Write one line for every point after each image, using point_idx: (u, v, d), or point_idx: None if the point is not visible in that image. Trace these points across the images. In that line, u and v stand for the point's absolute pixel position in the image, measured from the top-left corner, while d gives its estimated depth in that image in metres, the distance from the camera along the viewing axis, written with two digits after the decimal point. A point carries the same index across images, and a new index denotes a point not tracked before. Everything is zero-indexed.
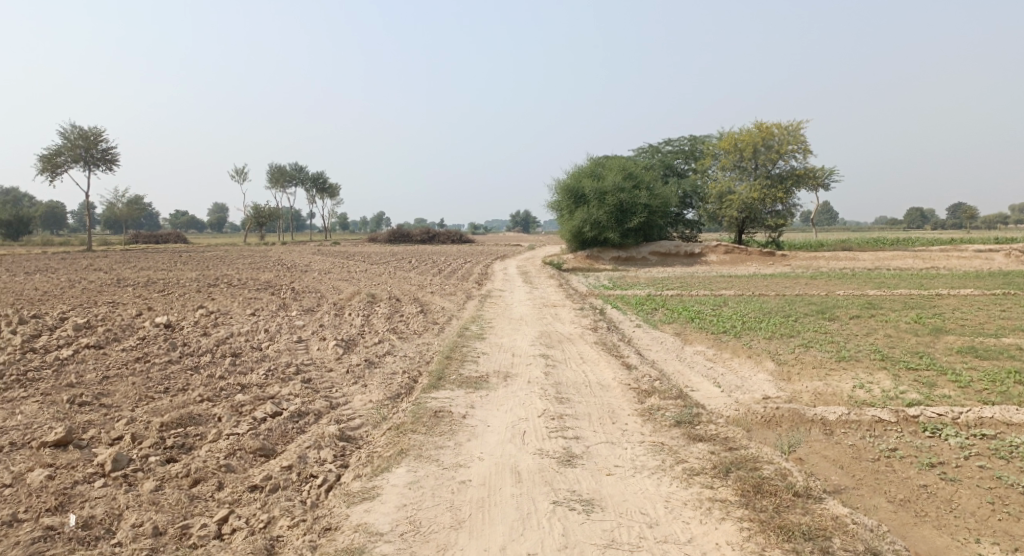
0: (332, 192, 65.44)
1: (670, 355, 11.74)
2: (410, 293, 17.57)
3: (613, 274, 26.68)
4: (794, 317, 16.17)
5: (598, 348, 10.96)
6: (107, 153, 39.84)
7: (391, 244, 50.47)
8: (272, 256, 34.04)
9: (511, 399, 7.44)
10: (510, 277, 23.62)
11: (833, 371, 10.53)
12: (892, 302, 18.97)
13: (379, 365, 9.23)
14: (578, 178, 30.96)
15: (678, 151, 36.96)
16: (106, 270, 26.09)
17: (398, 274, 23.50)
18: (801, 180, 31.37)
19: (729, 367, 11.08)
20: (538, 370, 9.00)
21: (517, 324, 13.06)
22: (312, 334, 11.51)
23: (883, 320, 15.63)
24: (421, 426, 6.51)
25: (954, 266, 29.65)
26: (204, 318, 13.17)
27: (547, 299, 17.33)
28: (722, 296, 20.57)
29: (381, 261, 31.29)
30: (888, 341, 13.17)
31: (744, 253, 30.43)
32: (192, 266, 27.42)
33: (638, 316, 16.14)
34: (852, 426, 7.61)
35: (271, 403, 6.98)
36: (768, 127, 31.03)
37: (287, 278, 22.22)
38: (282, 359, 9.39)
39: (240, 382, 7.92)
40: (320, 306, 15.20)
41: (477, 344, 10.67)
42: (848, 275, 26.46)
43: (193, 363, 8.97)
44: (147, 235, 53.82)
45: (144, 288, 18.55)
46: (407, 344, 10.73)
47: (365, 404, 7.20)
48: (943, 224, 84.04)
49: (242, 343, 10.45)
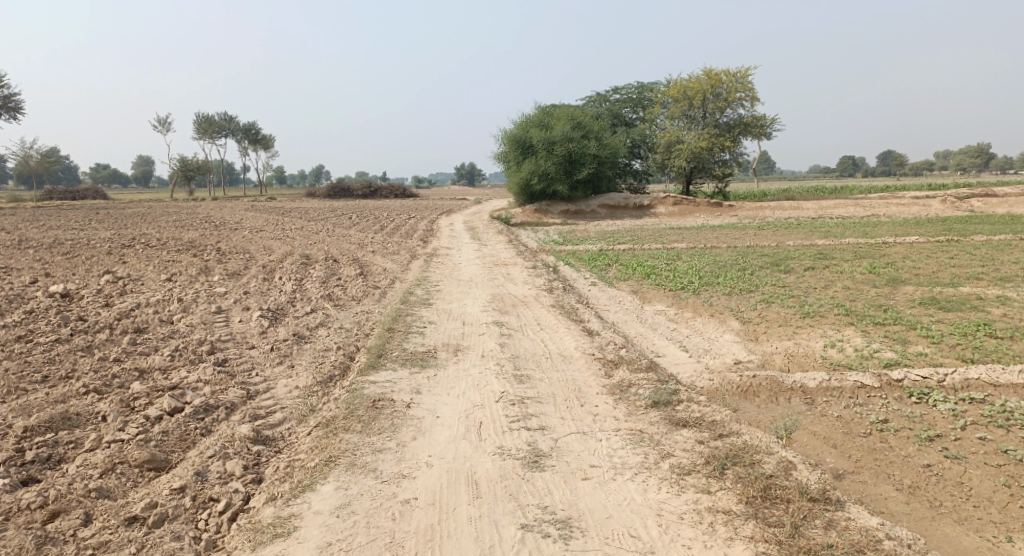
0: (266, 144, 62.36)
1: (629, 318, 10.92)
2: (349, 252, 16.31)
3: (562, 229, 25.83)
4: (750, 270, 15.61)
5: (556, 313, 10.04)
6: (11, 100, 36.50)
7: (331, 199, 48.42)
8: (200, 213, 31.94)
9: (463, 380, 6.49)
10: (457, 233, 22.53)
11: (800, 328, 9.85)
12: (843, 252, 18.67)
13: (310, 339, 8.14)
14: (524, 128, 29.80)
15: (626, 99, 36.01)
16: (11, 231, 23.84)
17: (337, 232, 22.10)
18: (748, 129, 30.86)
19: (694, 329, 10.33)
20: (491, 342, 8.01)
21: (464, 286, 12.02)
22: (236, 303, 10.30)
23: (839, 272, 15.16)
24: (356, 422, 5.52)
25: (895, 213, 29.88)
26: (111, 285, 11.78)
27: (497, 257, 16.35)
28: (674, 249, 19.94)
29: (320, 217, 29.66)
30: (848, 294, 12.62)
31: (693, 204, 29.95)
32: (109, 225, 25.35)
33: (591, 273, 15.29)
34: (835, 393, 6.87)
35: (171, 395, 5.87)
36: (717, 74, 30.37)
37: (215, 237, 20.59)
38: (195, 335, 8.21)
39: (138, 368, 6.76)
40: (247, 270, 13.88)
41: (423, 312, 9.64)
42: (795, 225, 26.29)
43: (85, 343, 7.75)
44: (64, 191, 50.20)
45: (49, 251, 16.78)
46: (344, 313, 9.60)
47: (290, 393, 6.15)
48: (875, 172, 86.38)
49: (149, 316, 9.20)
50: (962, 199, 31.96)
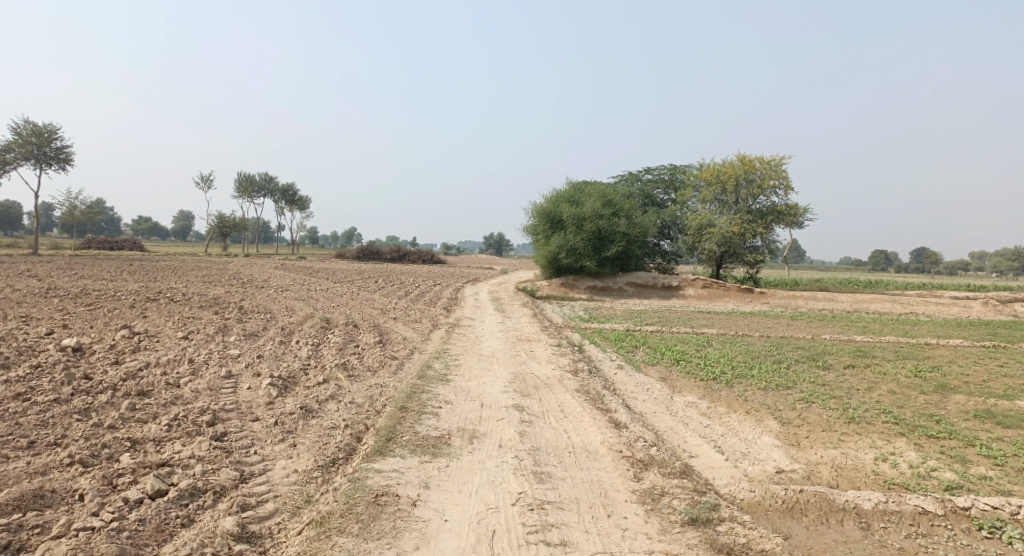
0: (302, 205, 63.56)
1: (659, 409, 10.24)
2: (370, 318, 15.94)
3: (587, 305, 25.35)
4: (786, 363, 14.88)
5: (580, 398, 9.42)
6: (62, 152, 37.68)
7: (359, 262, 48.74)
8: (229, 269, 32.13)
9: (477, 474, 5.94)
10: (481, 303, 22.18)
11: (847, 436, 9.27)
12: (883, 350, 17.86)
13: (319, 414, 7.58)
14: (554, 203, 29.82)
15: (658, 180, 36.06)
16: (42, 278, 24.03)
17: (362, 295, 21.85)
18: (781, 217, 30.47)
19: (728, 428, 9.62)
20: (510, 429, 7.38)
21: (485, 362, 11.48)
22: (247, 368, 9.85)
23: (882, 373, 14.37)
24: (356, 525, 5.07)
25: (933, 313, 28.95)
26: (125, 341, 11.47)
27: (521, 332, 15.86)
28: (704, 335, 19.27)
29: (346, 279, 29.60)
30: (894, 400, 11.85)
31: (723, 288, 29.26)
32: (139, 277, 25.51)
33: (617, 355, 14.67)
34: (894, 518, 6.24)
35: (157, 473, 5.50)
36: (751, 160, 30.28)
37: (240, 295, 20.45)
38: (198, 403, 7.71)
39: (130, 437, 6.28)
40: (265, 331, 13.54)
41: (440, 389, 9.10)
42: (829, 317, 25.52)
43: (82, 406, 7.29)
44: (103, 241, 51.28)
45: (73, 300, 16.71)
46: (357, 386, 9.07)
47: (286, 478, 5.74)
48: (908, 268, 85.25)
49: (155, 378, 8.76)
50: (1005, 303, 30.92)
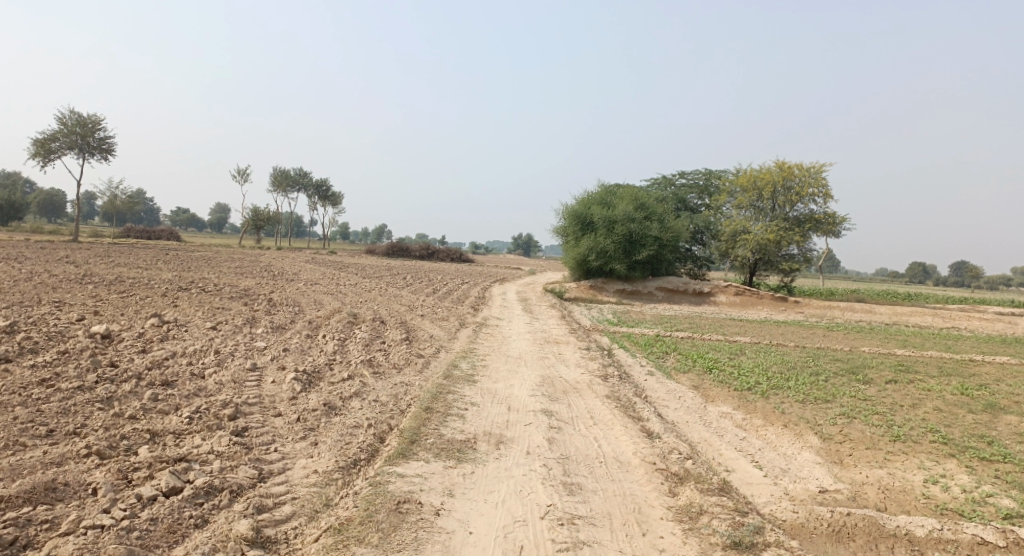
0: (334, 200, 63.97)
1: (692, 420, 9.84)
2: (398, 315, 15.74)
3: (617, 308, 24.95)
4: (824, 376, 14.34)
5: (611, 405, 9.06)
6: (104, 142, 38.26)
7: (388, 258, 48.82)
8: (261, 262, 32.28)
9: (504, 483, 5.69)
10: (510, 303, 21.89)
11: (892, 456, 8.81)
12: (926, 365, 17.18)
13: (342, 412, 7.34)
14: (586, 205, 29.45)
15: (692, 185, 35.45)
16: (78, 264, 24.33)
17: (389, 292, 21.70)
18: (819, 226, 29.69)
19: (765, 442, 9.20)
20: (538, 435, 7.08)
21: (513, 364, 11.19)
22: (272, 361, 9.68)
23: (926, 389, 13.77)
24: (377, 535, 4.87)
25: (976, 328, 27.97)
26: (153, 330, 11.39)
27: (549, 334, 15.54)
28: (738, 343, 18.73)
29: (375, 275, 29.57)
30: (941, 418, 11.30)
31: (756, 296, 28.56)
32: (172, 267, 25.70)
33: (647, 361, 14.28)
34: (950, 547, 5.90)
35: (173, 470, 5.35)
36: (790, 167, 29.56)
37: (269, 287, 20.41)
38: (221, 395, 7.52)
39: (150, 429, 6.11)
40: (293, 324, 13.40)
41: (466, 390, 8.83)
42: (867, 329, 24.77)
43: (105, 395, 7.14)
44: (139, 230, 52.03)
45: (106, 287, 16.81)
46: (382, 383, 8.84)
47: (306, 479, 5.54)
48: (946, 281, 83.01)
49: (180, 369, 8.61)
50: None
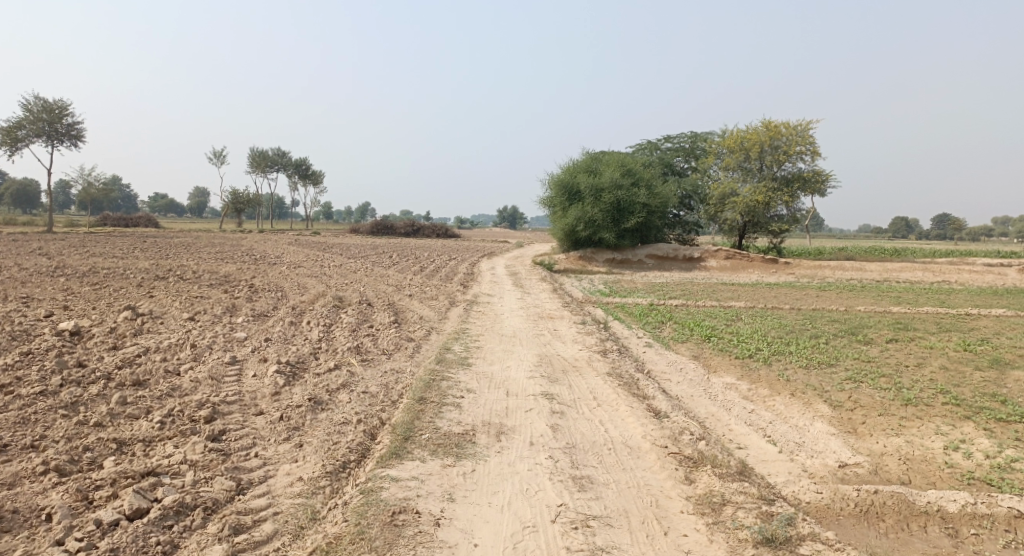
0: (315, 179, 62.86)
1: (697, 393, 9.43)
2: (385, 295, 15.20)
3: (607, 278, 24.55)
4: (824, 338, 14.01)
5: (613, 383, 8.62)
6: (73, 128, 37.02)
7: (373, 236, 47.99)
8: (242, 246, 31.48)
9: (509, 481, 5.33)
10: (499, 278, 21.41)
11: (908, 422, 8.49)
12: (924, 322, 16.90)
13: (328, 408, 6.84)
14: (572, 174, 28.86)
15: (678, 148, 34.91)
16: (53, 256, 23.54)
17: (375, 271, 21.09)
18: (807, 184, 29.24)
19: (775, 414, 8.83)
20: (540, 423, 6.62)
21: (507, 343, 10.71)
22: (253, 353, 9.14)
23: (929, 348, 13.46)
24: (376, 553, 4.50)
25: (967, 281, 27.81)
26: (127, 324, 10.78)
27: (542, 308, 15.08)
28: (733, 309, 18.35)
29: (361, 254, 28.93)
30: (949, 378, 11.00)
31: (747, 259, 28.21)
32: (151, 255, 24.90)
33: (644, 332, 13.86)
34: (985, 523, 5.57)
35: (138, 488, 4.94)
36: (776, 126, 29.00)
37: (250, 272, 19.74)
38: (197, 395, 7.00)
39: (116, 438, 5.62)
40: (275, 311, 12.83)
41: (460, 375, 8.36)
42: (859, 288, 24.52)
43: (69, 400, 6.59)
44: (117, 217, 50.69)
45: (80, 280, 16.13)
46: (371, 373, 8.33)
47: (289, 488, 5.15)
48: (930, 235, 83.35)
49: (153, 367, 8.05)
50: None
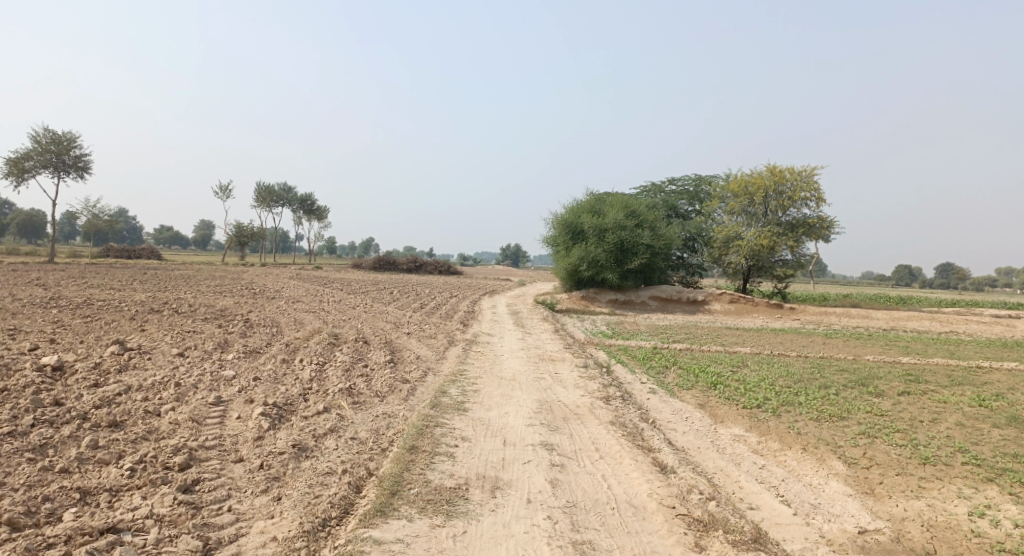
0: (320, 214, 62.89)
1: (704, 445, 9.00)
2: (382, 333, 14.82)
3: (609, 319, 24.20)
4: (833, 388, 13.54)
5: (616, 433, 8.19)
6: (81, 159, 37.12)
7: (375, 272, 47.70)
8: (243, 279, 31.20)
9: (502, 546, 5.09)
10: (500, 317, 21.05)
11: (927, 483, 8.05)
12: (935, 374, 16.40)
13: (314, 455, 6.45)
14: (575, 214, 28.68)
15: (682, 192, 34.78)
16: (50, 286, 23.25)
17: (375, 308, 20.73)
18: (812, 230, 28.99)
19: (787, 471, 8.39)
20: (539, 477, 6.20)
21: (506, 387, 10.29)
22: (240, 393, 8.73)
23: (942, 401, 12.97)
24: None
25: (975, 332, 27.33)
26: (114, 359, 10.41)
27: (543, 350, 14.67)
28: (738, 354, 17.89)
29: (362, 290, 28.63)
30: (966, 435, 10.53)
31: (751, 303, 27.81)
32: (149, 287, 24.62)
33: (648, 377, 13.42)
34: None
35: (95, 549, 4.78)
36: (780, 171, 28.91)
37: (248, 306, 19.38)
38: (175, 439, 6.60)
39: (81, 486, 5.41)
40: (269, 348, 12.44)
41: (456, 421, 7.96)
42: (866, 336, 24.08)
43: (38, 442, 6.17)
44: (120, 248, 50.51)
45: (73, 311, 15.79)
46: (361, 416, 7.93)
47: (261, 550, 4.97)
48: (934, 283, 82.89)
49: (134, 406, 7.65)
50: None
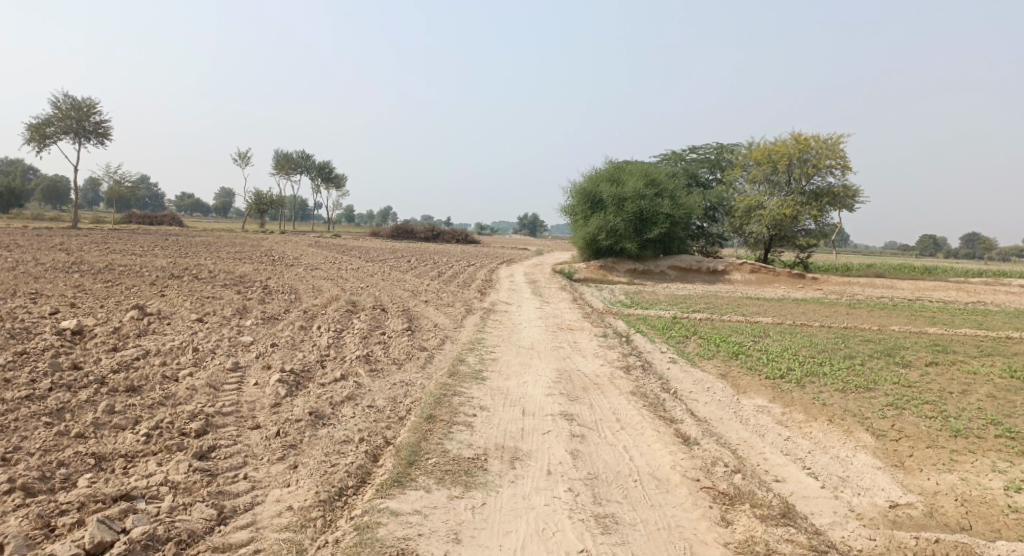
0: (338, 182, 62.82)
1: (727, 417, 8.81)
2: (400, 301, 14.72)
3: (628, 289, 23.93)
4: (858, 359, 13.26)
5: (638, 404, 8.01)
6: (101, 126, 37.16)
7: (393, 240, 47.67)
8: (262, 246, 31.24)
9: (523, 519, 4.96)
10: (518, 286, 20.89)
11: (959, 457, 7.82)
12: (962, 345, 16.04)
13: (331, 422, 6.36)
14: (595, 182, 28.26)
15: (703, 159, 34.14)
16: (72, 252, 23.41)
17: (392, 276, 20.61)
18: (837, 199, 28.36)
19: (813, 443, 8.19)
20: (560, 447, 6.08)
21: (524, 356, 10.13)
22: (257, 359, 8.65)
23: (971, 373, 12.66)
24: None
25: (1003, 303, 26.74)
26: (132, 323, 10.38)
27: (562, 319, 14.50)
28: (760, 325, 17.60)
29: (379, 258, 28.53)
30: (997, 407, 10.25)
31: (773, 273, 27.39)
32: (169, 253, 24.68)
33: (668, 347, 13.22)
34: None
35: (106, 516, 4.71)
36: (806, 138, 28.19)
37: (266, 273, 19.35)
38: (191, 404, 6.53)
39: (96, 452, 5.37)
40: (286, 314, 12.37)
41: (474, 389, 7.82)
42: (890, 306, 23.63)
43: (54, 405, 6.11)
44: (141, 215, 50.79)
45: (93, 276, 15.82)
46: (379, 384, 7.83)
47: (276, 520, 4.88)
48: (958, 254, 81.48)
49: (151, 371, 7.59)
50: None
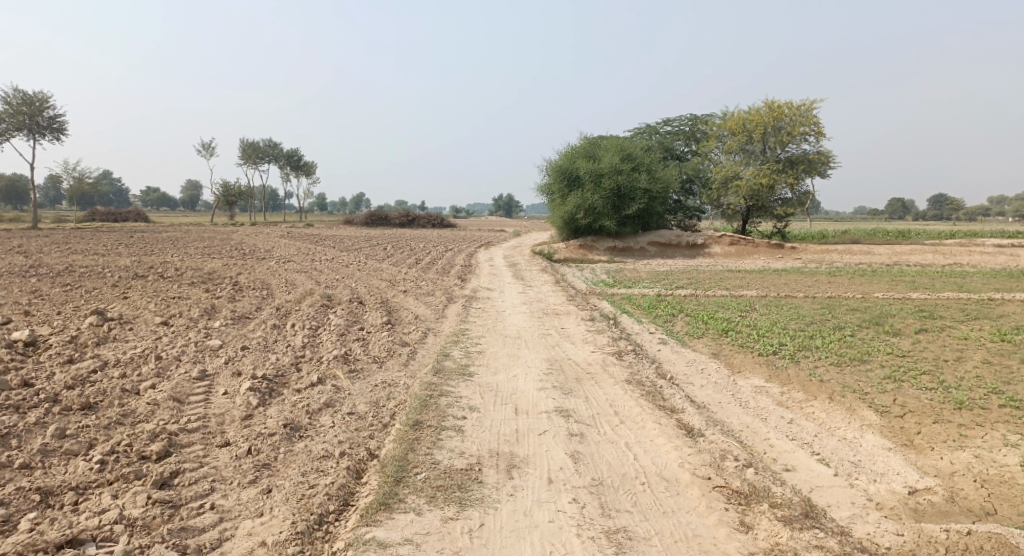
0: (308, 169, 61.57)
1: (725, 400, 8.44)
2: (377, 292, 14.13)
3: (609, 268, 23.56)
4: (848, 329, 12.98)
5: (635, 393, 7.59)
6: (56, 120, 35.73)
7: (366, 227, 46.75)
8: (231, 239, 30.29)
9: (526, 541, 4.59)
10: (498, 270, 20.40)
11: (969, 432, 7.53)
12: (947, 308, 15.88)
13: (307, 435, 5.89)
14: (571, 159, 27.72)
15: (678, 132, 33.71)
16: (31, 255, 22.35)
17: (368, 265, 19.96)
18: (813, 166, 28.14)
19: (817, 425, 7.85)
20: (557, 449, 5.69)
21: (511, 346, 9.66)
22: (226, 365, 8.08)
23: (961, 338, 12.44)
24: None
25: (979, 263, 26.81)
26: (91, 330, 9.72)
27: (545, 302, 14.04)
28: (745, 298, 17.32)
29: (354, 246, 27.79)
30: (994, 373, 10.02)
31: (751, 244, 27.20)
32: (134, 251, 23.74)
33: (656, 327, 12.83)
34: None
35: None
36: (780, 106, 27.87)
37: (236, 268, 18.59)
38: (153, 421, 6.00)
39: (42, 488, 4.89)
40: (258, 312, 11.75)
41: (460, 387, 7.33)
42: (870, 272, 23.54)
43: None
44: (105, 212, 49.21)
45: (51, 280, 14.99)
46: (359, 387, 7.31)
47: None
48: (926, 216, 82.54)
49: (108, 384, 7.01)
50: None
